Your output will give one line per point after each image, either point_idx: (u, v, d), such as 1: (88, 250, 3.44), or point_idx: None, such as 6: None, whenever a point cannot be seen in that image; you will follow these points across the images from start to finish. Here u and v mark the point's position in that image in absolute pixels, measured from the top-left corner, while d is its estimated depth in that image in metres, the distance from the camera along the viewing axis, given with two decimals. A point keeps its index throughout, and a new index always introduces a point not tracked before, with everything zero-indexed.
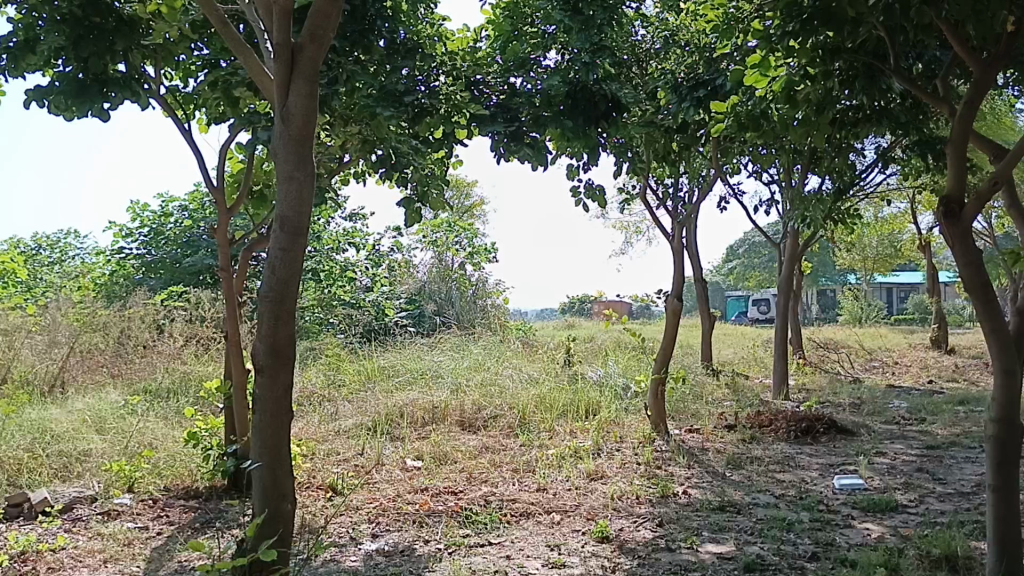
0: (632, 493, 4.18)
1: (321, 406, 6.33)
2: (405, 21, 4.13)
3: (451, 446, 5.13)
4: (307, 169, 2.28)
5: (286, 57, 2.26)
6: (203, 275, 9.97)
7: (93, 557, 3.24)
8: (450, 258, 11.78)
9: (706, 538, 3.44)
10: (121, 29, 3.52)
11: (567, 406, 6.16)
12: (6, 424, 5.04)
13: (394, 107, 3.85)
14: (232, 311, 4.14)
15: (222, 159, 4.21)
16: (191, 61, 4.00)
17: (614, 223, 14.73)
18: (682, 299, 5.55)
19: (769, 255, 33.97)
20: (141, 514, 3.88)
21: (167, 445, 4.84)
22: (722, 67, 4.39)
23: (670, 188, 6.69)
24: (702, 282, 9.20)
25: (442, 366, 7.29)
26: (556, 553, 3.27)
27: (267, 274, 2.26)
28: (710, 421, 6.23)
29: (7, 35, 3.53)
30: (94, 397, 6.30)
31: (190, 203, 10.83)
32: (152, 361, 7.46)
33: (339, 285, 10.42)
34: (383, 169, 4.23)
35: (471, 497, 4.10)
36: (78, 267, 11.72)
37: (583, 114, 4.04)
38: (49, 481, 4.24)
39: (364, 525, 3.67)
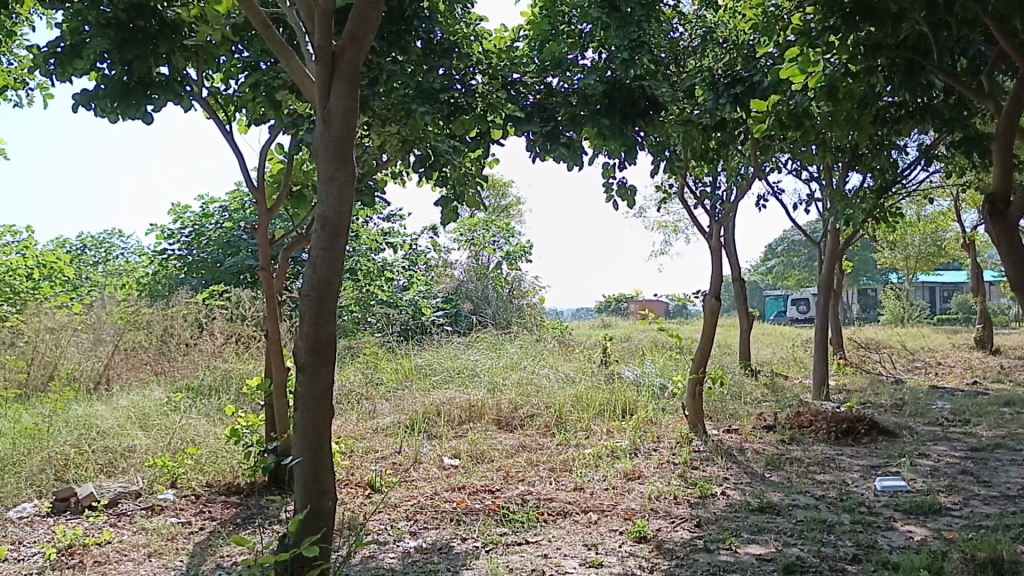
0: (670, 493, 4.17)
1: (359, 403, 6.39)
2: (443, 21, 4.15)
3: (489, 445, 5.15)
4: (347, 170, 2.30)
5: (327, 60, 2.28)
6: (244, 275, 10.04)
7: (138, 551, 3.30)
8: (486, 258, 11.83)
9: (745, 539, 3.42)
10: (165, 33, 3.59)
11: (604, 405, 6.15)
12: (53, 421, 5.16)
13: (431, 106, 3.86)
14: (272, 310, 4.19)
15: (262, 159, 4.26)
16: (232, 63, 4.05)
17: (651, 222, 14.66)
18: (720, 298, 5.51)
19: (808, 253, 33.58)
20: (184, 509, 3.94)
21: (208, 441, 4.92)
22: (761, 64, 4.35)
23: (708, 187, 6.65)
24: (741, 282, 9.13)
25: (479, 364, 7.31)
26: (594, 553, 3.26)
27: (308, 274, 2.29)
28: (749, 422, 6.18)
29: (54, 40, 3.61)
30: (138, 394, 6.42)
31: (231, 203, 10.99)
32: (194, 359, 7.58)
33: (377, 284, 10.50)
34: (421, 169, 4.25)
35: (508, 495, 4.11)
36: (122, 267, 11.95)
37: (621, 113, 4.03)
38: (96, 476, 4.33)
39: (402, 522, 3.70)
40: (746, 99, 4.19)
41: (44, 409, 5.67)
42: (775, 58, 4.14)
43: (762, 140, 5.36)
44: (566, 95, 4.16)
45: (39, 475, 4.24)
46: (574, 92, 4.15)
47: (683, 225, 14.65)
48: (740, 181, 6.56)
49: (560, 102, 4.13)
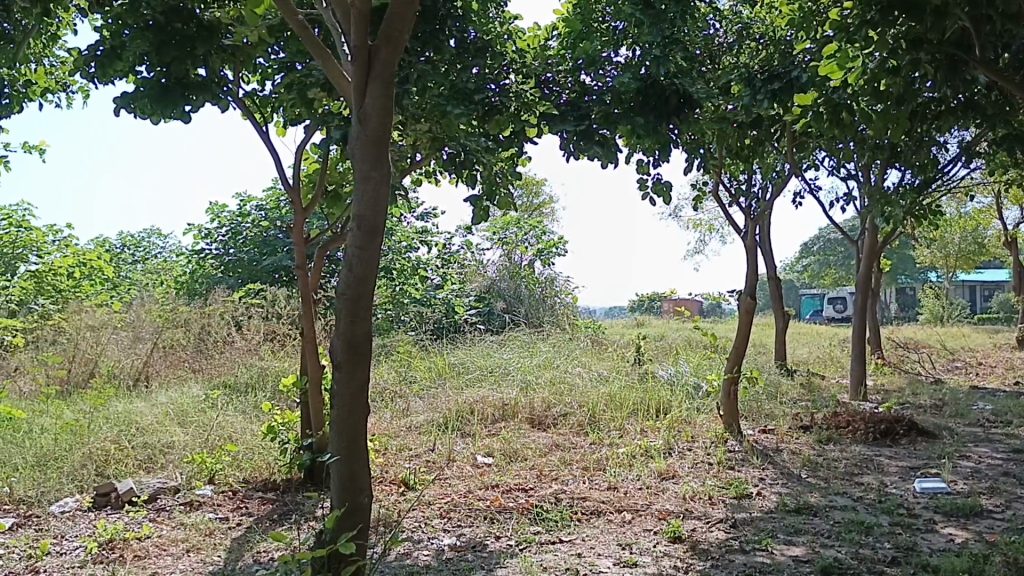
0: (705, 493, 4.14)
1: (392, 402, 6.43)
2: (476, 21, 4.15)
3: (522, 443, 5.15)
4: (383, 169, 2.31)
5: (364, 59, 2.30)
6: (280, 273, 10.14)
7: (176, 546, 3.35)
8: (518, 256, 11.83)
9: (781, 541, 3.39)
10: (202, 35, 3.60)
11: (638, 405, 6.13)
12: (95, 417, 5.25)
13: (464, 106, 3.88)
14: (308, 308, 4.23)
15: (298, 159, 4.29)
16: (269, 65, 4.09)
17: (685, 220, 14.56)
18: (755, 297, 5.46)
19: (845, 252, 33.17)
20: (222, 505, 3.99)
21: (246, 438, 4.98)
22: (798, 60, 4.30)
23: (742, 185, 6.59)
24: (776, 281, 9.04)
25: (512, 363, 7.32)
26: (628, 552, 3.25)
27: (344, 272, 2.31)
28: (785, 422, 6.12)
29: (95, 44, 3.67)
30: (177, 391, 6.51)
31: (267, 202, 11.10)
32: (231, 356, 7.67)
33: (411, 283, 10.55)
34: (455, 168, 4.26)
35: (542, 494, 4.11)
36: (160, 266, 12.12)
37: (655, 111, 4.01)
38: (135, 472, 4.40)
39: (435, 520, 3.72)
40: (784, 95, 4.14)
41: (86, 405, 5.78)
42: (812, 55, 4.09)
43: (798, 137, 5.30)
44: (599, 93, 4.16)
45: (81, 470, 4.31)
46: (607, 91, 4.14)
47: (717, 223, 14.53)
48: (776, 179, 6.50)
49: (593, 101, 4.12)
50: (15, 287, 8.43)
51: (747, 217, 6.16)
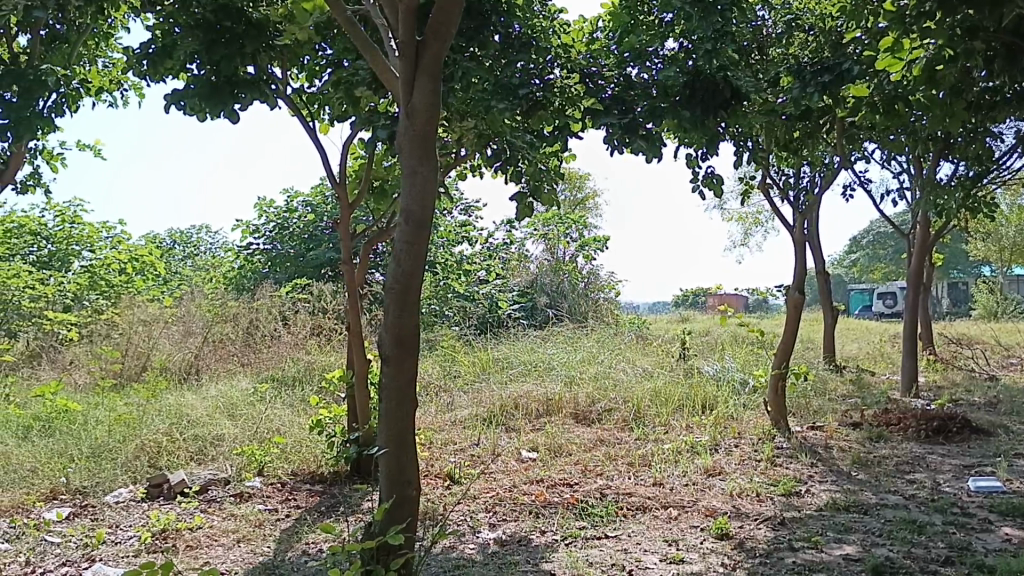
0: (752, 490, 4.09)
1: (437, 396, 6.46)
2: (520, 16, 4.12)
3: (566, 438, 5.14)
4: (431, 163, 2.32)
5: (411, 54, 2.31)
6: (326, 268, 10.24)
7: (227, 537, 3.40)
8: (561, 251, 11.81)
9: (831, 539, 3.34)
10: (250, 33, 3.69)
11: (683, 401, 6.08)
12: (147, 410, 5.36)
13: (509, 101, 3.88)
14: (354, 303, 4.27)
15: (344, 154, 4.33)
16: (316, 61, 4.12)
17: (731, 213, 14.40)
18: (803, 292, 5.38)
19: (895, 246, 32.52)
20: (270, 496, 4.05)
21: (293, 431, 5.04)
22: (849, 51, 4.23)
23: (791, 178, 6.50)
24: (825, 276, 8.91)
25: (556, 358, 7.31)
26: (674, 549, 3.23)
27: (391, 268, 2.32)
28: (834, 419, 6.03)
29: (146, 43, 3.72)
30: (226, 384, 6.63)
31: (313, 198, 11.21)
32: (278, 349, 7.74)
33: (455, 277, 10.58)
34: (500, 164, 4.25)
35: (587, 489, 4.10)
36: (209, 261, 12.32)
37: (702, 104, 3.99)
38: (186, 464, 4.48)
39: (480, 514, 3.73)
40: (834, 87, 4.06)
41: (139, 398, 5.92)
42: (865, 45, 4.01)
43: (849, 128, 5.21)
44: (645, 87, 4.12)
45: (134, 462, 4.41)
46: (655, 84, 4.11)
47: (764, 217, 14.35)
48: (825, 171, 6.39)
49: (638, 94, 4.09)
50: (70, 283, 8.65)
51: (795, 211, 6.07)
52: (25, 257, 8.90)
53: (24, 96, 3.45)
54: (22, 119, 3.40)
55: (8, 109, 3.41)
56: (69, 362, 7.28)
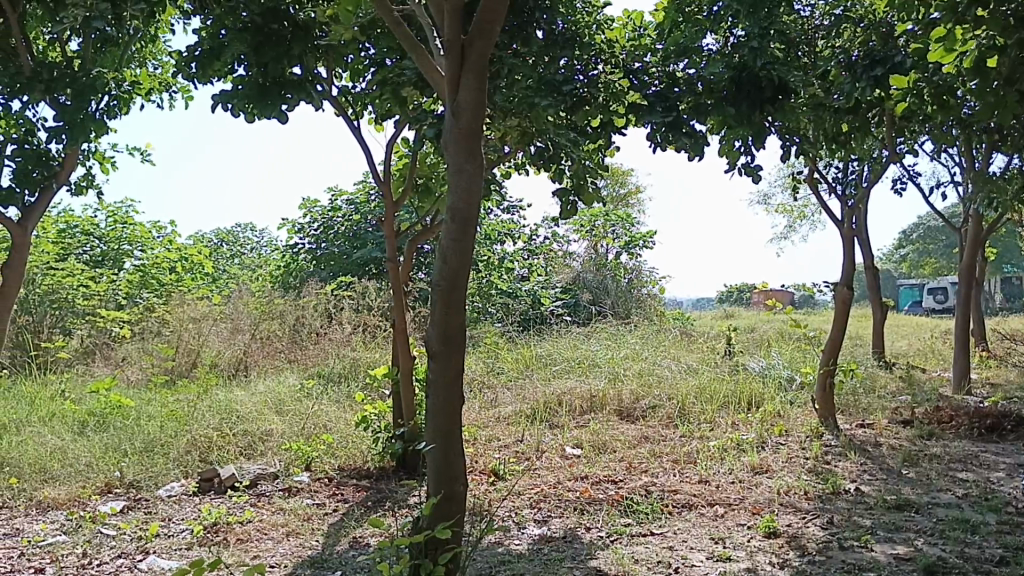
0: (800, 488, 4.04)
1: (481, 392, 6.49)
2: (563, 12, 4.09)
3: (611, 435, 5.13)
4: (477, 161, 2.33)
5: (457, 52, 2.31)
6: (370, 266, 10.32)
7: (276, 530, 3.46)
8: (604, 248, 11.77)
9: (881, 537, 3.29)
10: (297, 35, 3.75)
11: (729, 398, 6.03)
12: (198, 405, 5.47)
13: (553, 99, 3.86)
14: (399, 300, 4.30)
15: (389, 152, 4.37)
16: (360, 60, 4.15)
17: (776, 207, 14.23)
18: (852, 287, 5.29)
19: (947, 240, 31.85)
20: (318, 491, 4.11)
21: (340, 427, 5.10)
22: (901, 43, 4.14)
23: (839, 172, 6.40)
24: (873, 271, 8.76)
25: (600, 355, 7.29)
26: (721, 547, 3.21)
27: (439, 264, 2.34)
28: (883, 416, 5.93)
29: (195, 45, 3.78)
30: (273, 380, 6.74)
31: (357, 196, 11.32)
32: (324, 346, 7.80)
33: (497, 275, 10.61)
34: (544, 161, 4.25)
35: (632, 486, 4.09)
36: (256, 260, 12.50)
37: (747, 99, 3.92)
38: (236, 458, 4.56)
39: (526, 510, 3.74)
40: (886, 80, 4.02)
41: (189, 394, 6.04)
42: (916, 37, 3.93)
43: (898, 120, 5.11)
44: (689, 83, 4.09)
45: (185, 456, 4.50)
46: (699, 79, 4.08)
47: (810, 211, 14.14)
48: (874, 164, 6.28)
49: (682, 89, 4.05)
50: (121, 282, 8.84)
51: (843, 206, 5.98)
52: (78, 257, 9.10)
53: (78, 99, 3.54)
54: (77, 122, 3.55)
55: (64, 111, 3.56)
56: (121, 359, 7.45)
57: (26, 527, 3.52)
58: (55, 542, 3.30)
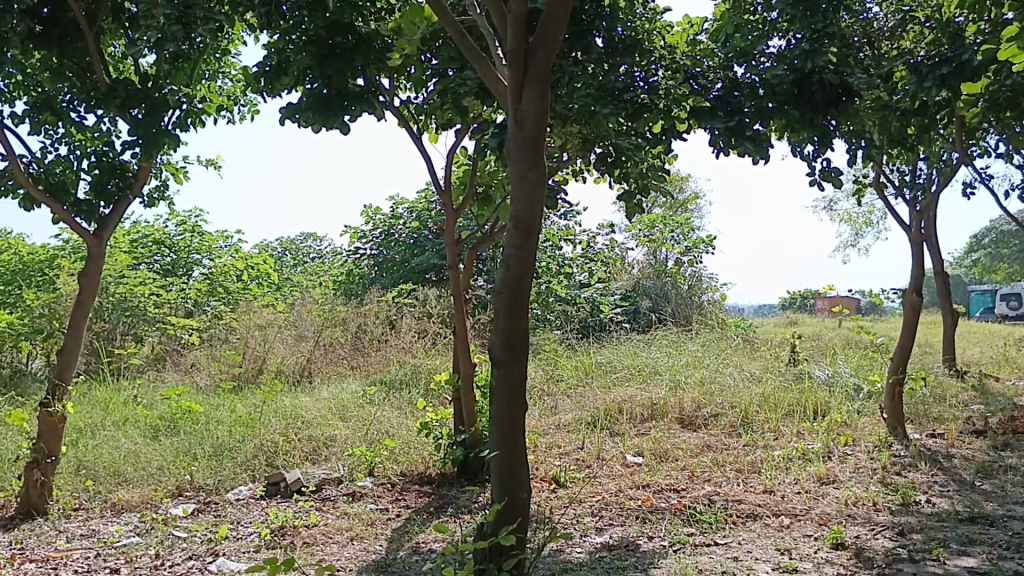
0: (869, 499, 3.96)
1: (541, 400, 6.50)
2: (623, 18, 4.09)
3: (673, 443, 5.09)
4: (539, 169, 2.35)
5: (520, 61, 2.33)
6: (430, 273, 10.40)
7: (342, 534, 3.51)
8: (664, 254, 11.67)
9: (955, 550, 3.20)
10: (360, 46, 3.82)
11: (794, 407, 5.93)
12: (265, 411, 5.60)
13: (613, 106, 3.86)
14: (460, 307, 4.33)
15: (449, 161, 4.42)
16: (421, 71, 4.20)
17: (841, 213, 13.96)
18: (921, 294, 5.15)
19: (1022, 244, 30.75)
20: (382, 496, 4.16)
21: (402, 432, 5.16)
22: (971, 41, 4.03)
23: (906, 176, 6.26)
24: (944, 277, 8.52)
25: (660, 362, 7.24)
26: (787, 558, 3.16)
27: (501, 271, 2.35)
28: (955, 426, 5.77)
29: (262, 60, 3.88)
30: (337, 386, 6.85)
31: (417, 205, 11.43)
32: (386, 353, 7.88)
33: (556, 281, 10.60)
34: (606, 168, 4.24)
35: (695, 495, 4.06)
36: (319, 268, 12.71)
37: (811, 102, 3.87)
38: (301, 463, 4.65)
39: (587, 518, 3.74)
40: (954, 79, 3.91)
41: (256, 400, 6.15)
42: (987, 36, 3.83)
43: (968, 122, 4.98)
44: (751, 87, 4.05)
45: (253, 460, 4.61)
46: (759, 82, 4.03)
47: (876, 215, 13.82)
48: (943, 167, 6.12)
49: (742, 93, 4.00)
50: (191, 290, 9.09)
51: (911, 211, 5.84)
52: (150, 266, 9.39)
53: (151, 114, 3.66)
54: (150, 136, 3.64)
55: (138, 127, 3.67)
56: (191, 365, 7.65)
57: (102, 528, 3.64)
58: (130, 543, 3.41)
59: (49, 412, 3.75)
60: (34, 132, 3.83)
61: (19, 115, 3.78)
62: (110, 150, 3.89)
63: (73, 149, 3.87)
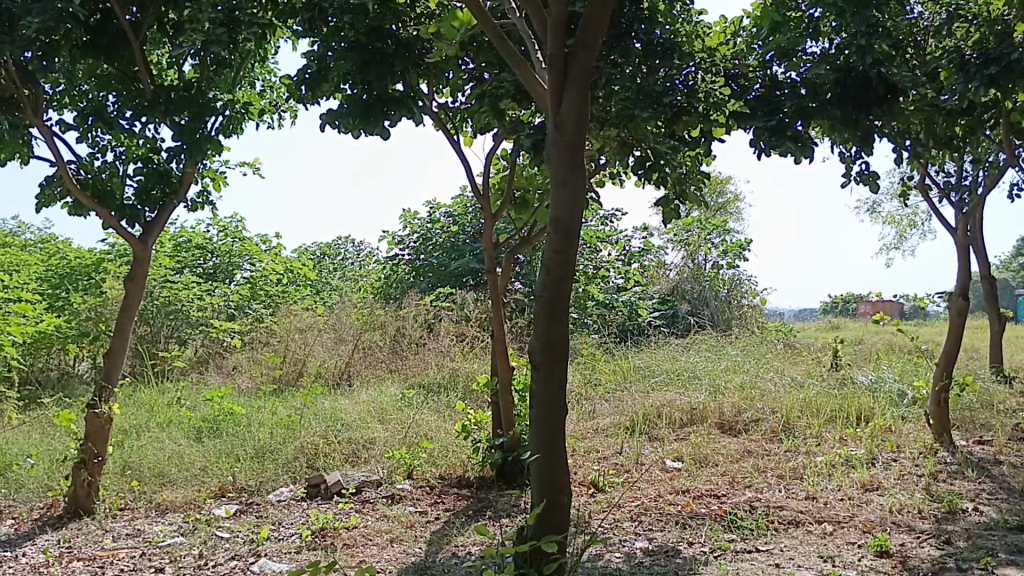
0: (913, 506, 3.90)
1: (580, 404, 6.49)
2: (662, 21, 4.01)
3: (713, 448, 5.04)
4: (579, 173, 2.34)
5: (559, 64, 2.33)
6: (467, 277, 10.44)
7: (381, 536, 3.53)
8: (702, 258, 11.58)
9: (1004, 560, 3.13)
10: (400, 52, 3.86)
11: (837, 413, 5.85)
12: (306, 413, 5.65)
13: (652, 108, 3.84)
14: (498, 310, 4.33)
15: (487, 165, 4.43)
16: (459, 76, 4.19)
17: (884, 217, 13.76)
18: (968, 298, 5.04)
19: None
20: (420, 499, 4.18)
21: (441, 436, 5.17)
22: (1020, 39, 3.94)
23: (951, 177, 6.15)
24: (991, 281, 8.34)
25: (699, 367, 7.18)
26: (830, 565, 3.12)
27: (541, 275, 2.35)
28: (1003, 433, 5.65)
29: (303, 67, 3.91)
30: (376, 390, 6.90)
31: (455, 209, 11.47)
32: (424, 357, 7.92)
33: (594, 285, 10.58)
34: (644, 171, 4.23)
35: (735, 501, 4.02)
36: (358, 272, 12.80)
37: (855, 101, 3.81)
38: (342, 465, 4.69)
39: (627, 523, 3.72)
40: (1001, 79, 3.87)
41: (297, 403, 6.21)
42: None
43: (1016, 123, 4.88)
44: (793, 87, 4.01)
45: (294, 462, 4.65)
46: (802, 82, 4.01)
47: (920, 217, 13.57)
48: (990, 168, 6.00)
49: (784, 92, 3.96)
50: (234, 294, 9.21)
51: (957, 213, 5.73)
52: (193, 270, 9.53)
53: (196, 120, 3.75)
54: (195, 142, 3.75)
55: (182, 132, 3.75)
56: (233, 368, 7.76)
57: (147, 528, 3.70)
58: (174, 543, 3.46)
59: (96, 413, 3.82)
60: (82, 137, 3.90)
61: (68, 122, 3.86)
62: (155, 157, 3.97)
63: (120, 155, 3.94)
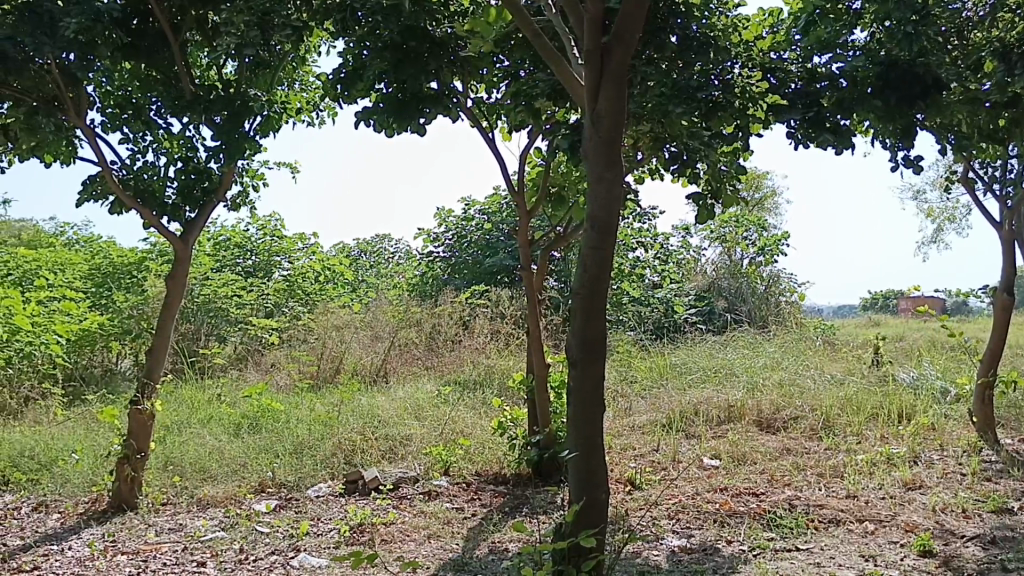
0: (957, 505, 3.83)
1: (615, 401, 6.46)
2: (698, 15, 4.04)
3: (751, 447, 4.99)
4: (616, 170, 2.33)
5: (596, 61, 2.32)
6: (501, 275, 10.45)
7: (419, 532, 3.55)
8: (739, 254, 11.45)
9: None
10: (434, 52, 3.87)
11: (877, 410, 5.76)
12: (343, 410, 5.69)
13: (687, 104, 3.82)
14: (534, 306, 4.33)
15: (522, 163, 4.43)
16: (493, 73, 4.19)
17: (925, 210, 13.52)
18: (1013, 293, 4.94)
19: None
20: (457, 495, 4.19)
21: (478, 433, 5.18)
22: None
23: (996, 171, 6.03)
24: None
25: (737, 364, 7.11)
26: (872, 565, 3.07)
27: (579, 272, 2.35)
28: None
29: (338, 67, 3.94)
30: (411, 387, 6.93)
31: (489, 206, 11.49)
32: (459, 354, 7.93)
33: (629, 282, 10.52)
34: (680, 167, 4.20)
35: (774, 499, 3.97)
36: (393, 270, 12.86)
37: (898, 93, 3.74)
38: (379, 461, 4.72)
39: (664, 521, 3.70)
40: None
41: (334, 399, 6.25)
42: None
43: None
44: (832, 79, 3.96)
45: (331, 459, 4.69)
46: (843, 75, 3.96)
47: (960, 211, 13.33)
48: None
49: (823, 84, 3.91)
50: (272, 292, 9.31)
51: (1001, 207, 5.62)
52: (233, 268, 9.65)
53: (234, 119, 3.77)
54: (233, 141, 3.79)
55: (221, 131, 3.79)
56: (271, 365, 7.84)
57: (188, 522, 3.75)
58: (215, 537, 3.50)
59: (139, 409, 3.88)
60: (124, 137, 3.96)
61: (111, 123, 3.93)
62: (194, 156, 4.03)
63: (161, 155, 4.00)
